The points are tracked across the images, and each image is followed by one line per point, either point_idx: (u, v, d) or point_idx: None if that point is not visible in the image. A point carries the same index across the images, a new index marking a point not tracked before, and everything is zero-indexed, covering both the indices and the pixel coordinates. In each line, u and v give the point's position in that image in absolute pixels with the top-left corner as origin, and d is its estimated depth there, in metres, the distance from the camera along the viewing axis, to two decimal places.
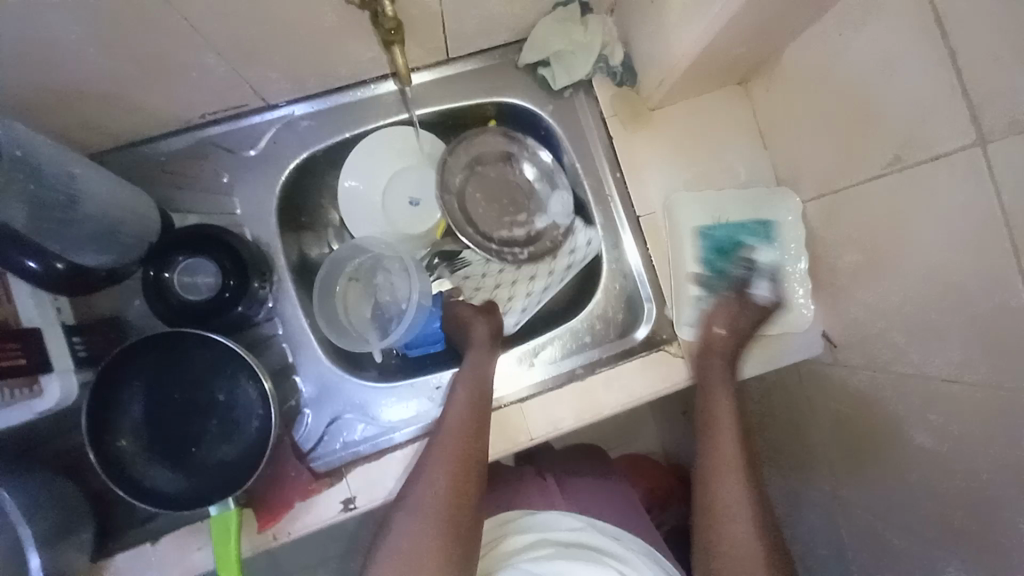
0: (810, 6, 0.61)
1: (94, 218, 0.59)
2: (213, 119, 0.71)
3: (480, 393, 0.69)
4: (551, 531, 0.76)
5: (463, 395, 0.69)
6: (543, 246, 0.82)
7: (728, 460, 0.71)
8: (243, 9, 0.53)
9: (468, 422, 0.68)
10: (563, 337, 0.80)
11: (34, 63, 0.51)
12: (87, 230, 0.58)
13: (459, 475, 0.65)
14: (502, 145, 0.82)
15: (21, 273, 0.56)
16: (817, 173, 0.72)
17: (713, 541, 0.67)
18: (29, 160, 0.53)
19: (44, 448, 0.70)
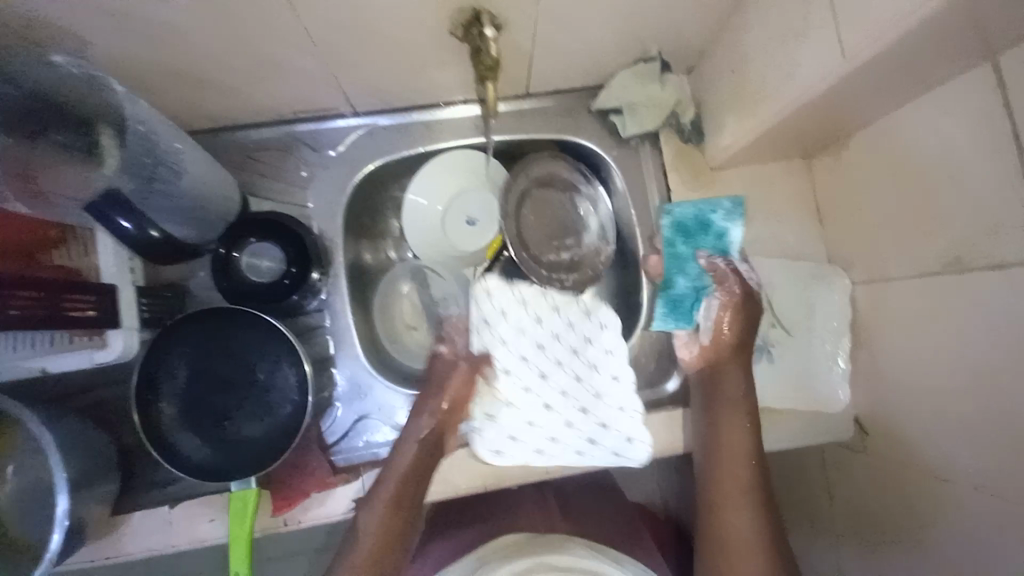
0: (888, 100, 0.62)
1: (188, 194, 0.64)
2: (302, 117, 0.76)
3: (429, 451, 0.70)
4: (551, 554, 0.73)
5: (412, 440, 0.70)
6: (585, 273, 0.81)
7: (739, 486, 0.69)
8: (359, 31, 0.58)
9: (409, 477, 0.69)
10: (550, 393, 0.77)
11: (165, 51, 0.57)
12: (181, 202, 0.65)
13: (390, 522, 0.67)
14: (558, 170, 0.80)
15: (115, 230, 0.62)
16: (871, 258, 0.72)
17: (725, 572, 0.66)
18: (148, 135, 0.60)
19: (84, 397, 0.74)
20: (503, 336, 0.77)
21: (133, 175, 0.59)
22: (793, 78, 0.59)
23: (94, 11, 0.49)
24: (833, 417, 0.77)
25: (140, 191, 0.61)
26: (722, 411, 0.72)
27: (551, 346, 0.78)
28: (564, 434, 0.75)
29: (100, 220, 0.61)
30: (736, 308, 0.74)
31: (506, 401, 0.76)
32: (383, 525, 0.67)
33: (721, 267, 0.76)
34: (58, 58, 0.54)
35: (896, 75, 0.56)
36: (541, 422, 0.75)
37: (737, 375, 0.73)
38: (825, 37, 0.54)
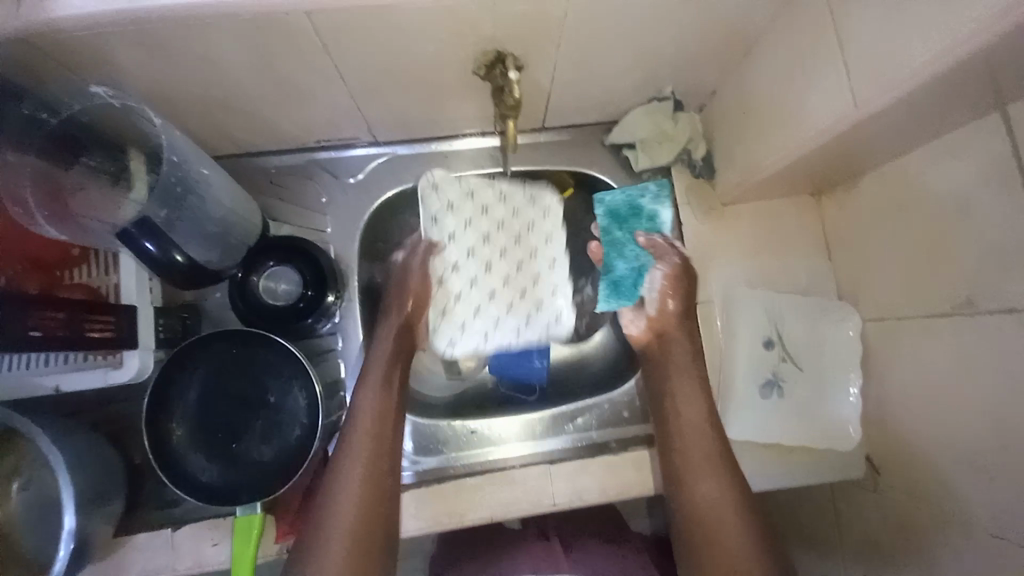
0: (898, 143, 0.64)
1: (214, 220, 0.66)
2: (324, 145, 0.78)
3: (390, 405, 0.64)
4: None
5: (370, 398, 0.64)
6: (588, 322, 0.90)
7: (707, 454, 0.66)
8: (387, 66, 0.61)
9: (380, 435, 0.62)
10: (494, 279, 0.74)
11: (201, 83, 0.59)
12: (207, 229, 0.66)
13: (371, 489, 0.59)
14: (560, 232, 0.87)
15: (141, 254, 0.61)
16: (880, 295, 0.73)
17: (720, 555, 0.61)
18: (180, 165, 0.61)
19: (96, 414, 0.74)
20: (451, 229, 0.74)
21: (163, 203, 0.61)
22: (804, 120, 0.60)
23: (140, 47, 0.52)
24: (845, 454, 0.76)
25: (170, 218, 0.61)
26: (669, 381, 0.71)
27: (497, 236, 0.75)
28: (506, 320, 0.75)
29: (127, 245, 0.60)
30: (674, 280, 0.74)
31: (452, 295, 0.74)
32: (364, 493, 0.59)
33: (653, 242, 0.78)
34: (97, 89, 0.55)
35: (905, 121, 0.57)
36: (487, 310, 0.74)
37: (680, 345, 0.72)
38: (837, 83, 0.56)
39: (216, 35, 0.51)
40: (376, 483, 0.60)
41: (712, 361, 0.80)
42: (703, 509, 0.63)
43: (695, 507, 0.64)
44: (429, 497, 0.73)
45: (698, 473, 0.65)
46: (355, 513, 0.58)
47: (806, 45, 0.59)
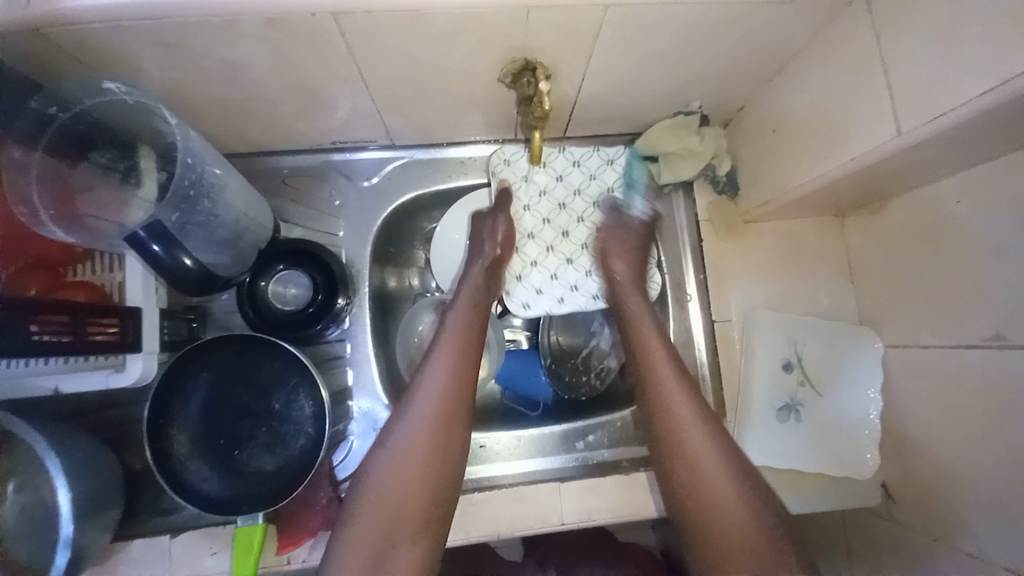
0: (929, 171, 0.62)
1: (227, 225, 0.64)
2: (340, 147, 0.76)
3: (473, 323, 0.70)
4: None
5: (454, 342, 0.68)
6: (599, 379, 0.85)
7: (687, 419, 0.67)
8: (409, 71, 0.59)
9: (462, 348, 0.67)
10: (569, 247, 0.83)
11: (214, 83, 0.57)
12: (218, 234, 0.63)
13: (447, 428, 0.63)
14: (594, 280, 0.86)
15: (145, 254, 0.59)
16: (903, 322, 0.71)
17: (709, 513, 0.62)
18: (195, 167, 0.59)
19: (95, 415, 0.72)
20: (526, 202, 0.82)
21: (174, 207, 0.58)
22: (841, 144, 0.59)
23: (157, 45, 0.49)
24: (860, 483, 0.75)
25: (181, 222, 0.59)
26: (656, 369, 0.70)
27: (574, 203, 0.83)
28: (585, 281, 0.82)
29: (136, 249, 0.59)
30: (613, 231, 0.81)
31: (530, 259, 0.82)
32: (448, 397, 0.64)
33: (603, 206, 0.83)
34: (111, 86, 0.53)
35: (945, 150, 0.56)
36: (566, 274, 0.82)
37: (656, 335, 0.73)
38: (878, 108, 0.54)
39: (235, 33, 0.49)
40: (455, 423, 0.63)
41: (727, 382, 0.78)
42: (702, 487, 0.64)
43: (693, 485, 0.64)
44: None
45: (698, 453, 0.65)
46: (432, 451, 0.61)
47: (847, 68, 0.57)
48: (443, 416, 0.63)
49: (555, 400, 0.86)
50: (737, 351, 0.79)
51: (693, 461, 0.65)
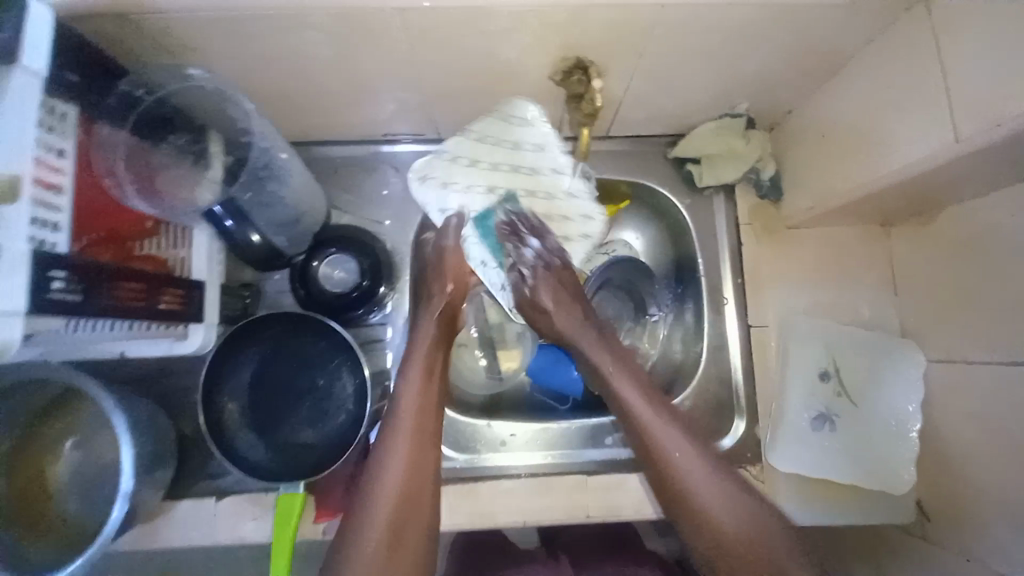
0: (985, 183, 0.60)
1: (290, 206, 0.68)
2: (391, 138, 0.79)
3: (435, 347, 0.68)
4: None
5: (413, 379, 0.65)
6: None
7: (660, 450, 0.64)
8: (466, 67, 0.61)
9: (423, 372, 0.66)
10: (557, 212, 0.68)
11: (284, 74, 0.60)
12: (281, 214, 0.68)
13: (421, 465, 0.62)
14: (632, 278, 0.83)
15: (220, 227, 0.64)
16: (948, 337, 0.70)
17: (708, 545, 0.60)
18: (267, 150, 0.64)
19: (152, 381, 0.76)
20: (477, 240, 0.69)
21: (248, 186, 0.63)
22: (894, 151, 0.58)
23: (237, 38, 0.53)
24: (893, 498, 0.74)
25: (252, 200, 0.64)
26: (651, 424, 0.65)
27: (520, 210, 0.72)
28: None
29: (212, 222, 0.64)
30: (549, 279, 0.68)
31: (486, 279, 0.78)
32: (415, 420, 0.63)
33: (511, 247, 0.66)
34: (193, 72, 0.58)
35: (1002, 162, 0.54)
36: None
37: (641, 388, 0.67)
38: (934, 115, 0.53)
39: (307, 27, 0.52)
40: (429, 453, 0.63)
41: (761, 388, 0.78)
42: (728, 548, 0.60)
43: (703, 528, 0.61)
44: (463, 497, 0.73)
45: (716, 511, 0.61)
46: (407, 487, 0.60)
47: (904, 73, 0.57)
48: (416, 449, 0.62)
49: (585, 397, 0.85)
50: (772, 357, 0.78)
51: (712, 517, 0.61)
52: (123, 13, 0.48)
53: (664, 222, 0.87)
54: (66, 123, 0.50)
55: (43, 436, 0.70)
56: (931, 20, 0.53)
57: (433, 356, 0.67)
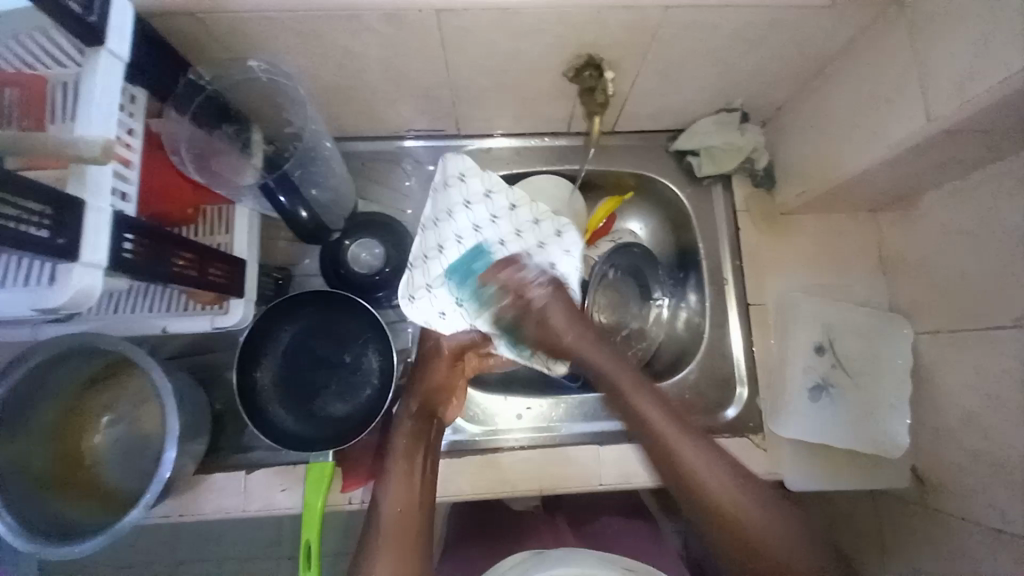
0: (958, 167, 0.67)
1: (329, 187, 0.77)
2: (414, 134, 0.85)
3: (428, 408, 0.75)
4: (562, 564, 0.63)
5: (399, 480, 0.70)
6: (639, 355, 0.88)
7: (682, 473, 0.67)
8: (490, 63, 0.67)
9: (408, 434, 0.73)
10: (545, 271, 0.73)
11: (326, 70, 0.67)
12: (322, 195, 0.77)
13: (411, 506, 0.69)
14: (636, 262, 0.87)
15: (276, 206, 0.70)
16: (935, 310, 0.75)
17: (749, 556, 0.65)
18: (316, 135, 0.72)
19: (188, 358, 0.81)
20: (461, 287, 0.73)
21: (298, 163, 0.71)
22: (877, 135, 0.65)
23: (288, 35, 0.60)
24: (890, 464, 0.78)
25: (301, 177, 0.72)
26: (676, 445, 0.67)
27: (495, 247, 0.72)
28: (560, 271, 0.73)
29: (267, 199, 0.70)
30: (555, 301, 0.72)
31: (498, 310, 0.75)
32: (401, 480, 0.70)
33: (511, 279, 0.71)
34: (254, 64, 0.64)
35: (974, 145, 0.61)
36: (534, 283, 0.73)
37: (657, 404, 0.70)
38: (912, 102, 0.60)
39: (354, 26, 0.58)
40: (411, 542, 0.68)
41: (762, 362, 0.83)
42: (743, 543, 0.64)
43: (743, 541, 0.64)
44: (484, 466, 0.77)
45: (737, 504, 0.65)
46: (399, 539, 0.68)
47: (885, 66, 0.63)
48: (401, 541, 0.67)
49: None
50: (773, 333, 0.83)
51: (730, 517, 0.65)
52: (196, 10, 0.55)
53: (668, 212, 0.94)
54: (135, 105, 0.57)
55: (91, 406, 0.73)
56: (905, 19, 0.60)
57: (422, 415, 0.74)
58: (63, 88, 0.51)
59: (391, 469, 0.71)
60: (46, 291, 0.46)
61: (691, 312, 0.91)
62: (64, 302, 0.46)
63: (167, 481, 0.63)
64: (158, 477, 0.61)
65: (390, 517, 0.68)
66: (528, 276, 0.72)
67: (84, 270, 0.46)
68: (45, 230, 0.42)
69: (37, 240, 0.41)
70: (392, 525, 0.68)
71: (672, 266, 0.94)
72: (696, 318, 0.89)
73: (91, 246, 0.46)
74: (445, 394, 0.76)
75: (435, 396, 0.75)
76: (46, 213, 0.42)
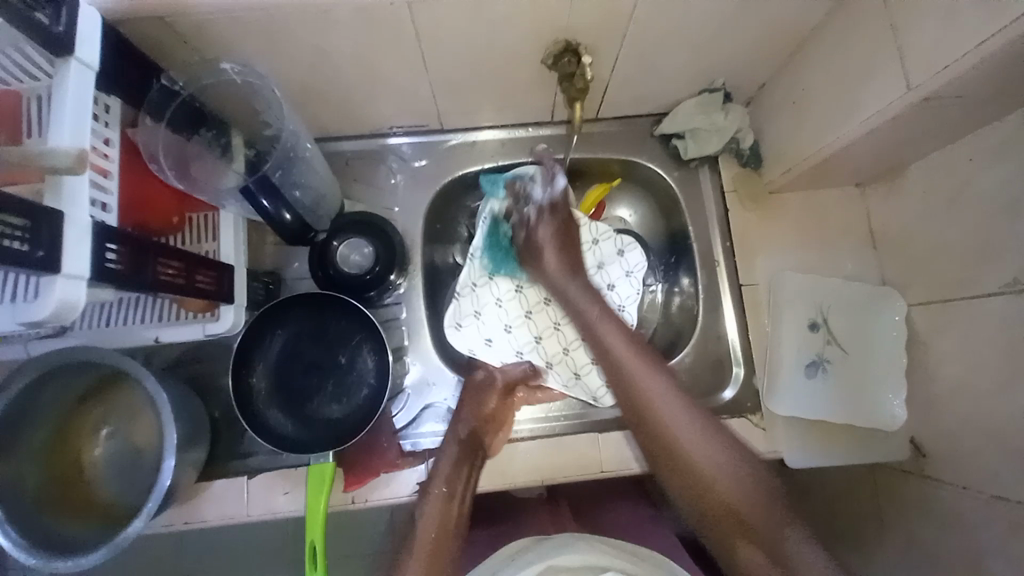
0: (941, 135, 0.66)
1: (312, 190, 0.76)
2: (397, 131, 0.85)
3: (476, 440, 0.75)
4: (556, 558, 0.66)
5: (438, 497, 0.71)
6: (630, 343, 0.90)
7: (668, 436, 0.71)
8: (468, 54, 0.67)
9: (457, 465, 0.74)
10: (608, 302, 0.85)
11: (302, 69, 0.66)
12: (305, 198, 0.76)
13: (443, 544, 0.69)
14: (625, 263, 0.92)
15: (262, 212, 0.71)
16: (926, 280, 0.75)
17: (724, 512, 0.68)
18: (296, 135, 0.71)
19: (185, 367, 0.81)
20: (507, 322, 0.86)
21: (279, 165, 0.71)
22: (860, 107, 0.64)
23: (259, 35, 0.59)
24: (887, 436, 0.78)
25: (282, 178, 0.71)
26: (659, 404, 0.72)
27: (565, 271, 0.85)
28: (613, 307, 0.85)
29: (249, 202, 0.70)
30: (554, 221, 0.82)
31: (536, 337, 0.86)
32: (438, 511, 0.71)
33: (517, 197, 0.83)
34: (226, 66, 0.64)
35: (956, 112, 0.60)
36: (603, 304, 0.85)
37: (654, 374, 0.74)
38: (891, 72, 0.60)
39: (324, 23, 0.58)
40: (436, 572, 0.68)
41: (755, 342, 0.83)
42: (720, 504, 0.69)
43: (717, 505, 0.69)
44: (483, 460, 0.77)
45: (713, 465, 0.69)
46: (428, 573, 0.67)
47: (864, 37, 0.63)
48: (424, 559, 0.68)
49: None
50: (765, 311, 0.84)
51: (706, 477, 0.69)
52: (163, 15, 0.54)
53: (656, 196, 0.93)
54: (110, 114, 0.57)
55: (82, 423, 0.72)
56: None
57: (468, 446, 0.75)
58: (38, 101, 0.51)
59: (434, 487, 0.72)
60: (29, 305, 0.46)
61: (683, 295, 0.91)
62: (48, 313, 0.46)
63: (167, 490, 0.62)
64: (158, 486, 0.61)
65: (421, 549, 0.69)
66: (535, 194, 0.82)
67: (67, 282, 0.46)
68: (24, 243, 0.42)
69: (17, 254, 0.41)
70: (426, 537, 0.70)
71: (664, 250, 0.94)
72: (688, 301, 0.90)
73: (72, 259, 0.46)
74: (493, 419, 0.77)
75: (487, 420, 0.77)
76: (26, 228, 0.42)
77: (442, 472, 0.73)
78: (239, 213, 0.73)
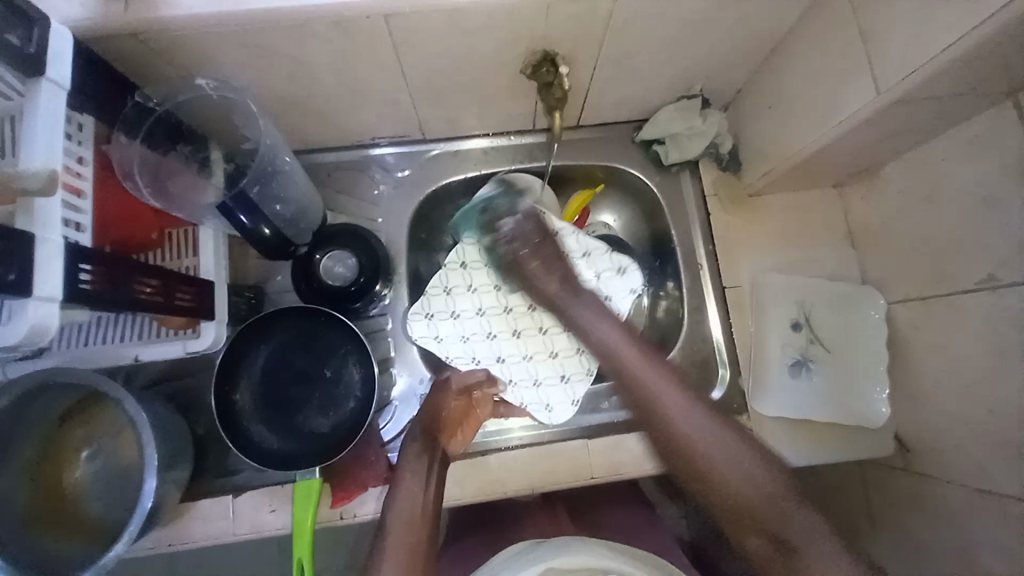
0: (913, 136, 0.68)
1: (296, 203, 0.76)
2: (378, 142, 0.85)
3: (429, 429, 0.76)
4: (556, 557, 0.65)
5: (410, 488, 0.71)
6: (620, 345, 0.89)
7: (681, 440, 0.70)
8: (449, 65, 0.67)
9: (421, 455, 0.73)
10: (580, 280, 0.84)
11: (283, 83, 0.66)
12: (290, 212, 0.76)
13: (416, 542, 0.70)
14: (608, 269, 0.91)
15: (241, 228, 0.71)
16: (904, 278, 0.76)
17: (752, 516, 0.66)
18: (272, 148, 0.70)
19: (168, 385, 0.80)
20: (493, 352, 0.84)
21: (257, 179, 0.70)
22: (833, 110, 0.66)
23: (238, 49, 0.59)
24: (872, 432, 0.79)
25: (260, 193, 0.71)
26: (671, 409, 0.72)
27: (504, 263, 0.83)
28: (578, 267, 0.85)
29: (227, 218, 0.70)
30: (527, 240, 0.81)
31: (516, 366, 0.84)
32: (410, 509, 0.70)
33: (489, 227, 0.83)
34: (201, 82, 0.63)
35: (926, 112, 0.62)
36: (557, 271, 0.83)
37: (661, 375, 0.74)
38: (863, 76, 0.61)
39: (302, 35, 0.58)
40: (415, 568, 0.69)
41: (741, 341, 0.84)
42: (744, 508, 0.67)
43: (742, 508, 0.67)
44: (472, 470, 0.76)
45: (735, 467, 0.68)
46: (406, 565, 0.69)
47: (834, 42, 0.64)
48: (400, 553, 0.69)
49: None
50: (750, 312, 0.84)
51: (729, 481, 0.68)
52: (135, 32, 0.54)
53: (639, 201, 0.94)
54: (84, 132, 0.56)
55: (62, 445, 0.71)
56: None
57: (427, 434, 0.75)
58: (11, 122, 0.49)
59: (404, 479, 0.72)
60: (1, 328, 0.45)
61: (669, 298, 0.91)
62: (20, 336, 0.45)
63: (150, 511, 0.61)
64: (140, 507, 0.60)
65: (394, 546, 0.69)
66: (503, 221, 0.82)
67: (40, 304, 0.45)
68: None
69: None
70: (400, 528, 0.70)
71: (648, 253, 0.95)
72: (674, 303, 0.90)
73: (44, 280, 0.45)
74: (449, 421, 0.77)
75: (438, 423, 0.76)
76: None
77: (410, 464, 0.72)
78: (219, 229, 0.73)
